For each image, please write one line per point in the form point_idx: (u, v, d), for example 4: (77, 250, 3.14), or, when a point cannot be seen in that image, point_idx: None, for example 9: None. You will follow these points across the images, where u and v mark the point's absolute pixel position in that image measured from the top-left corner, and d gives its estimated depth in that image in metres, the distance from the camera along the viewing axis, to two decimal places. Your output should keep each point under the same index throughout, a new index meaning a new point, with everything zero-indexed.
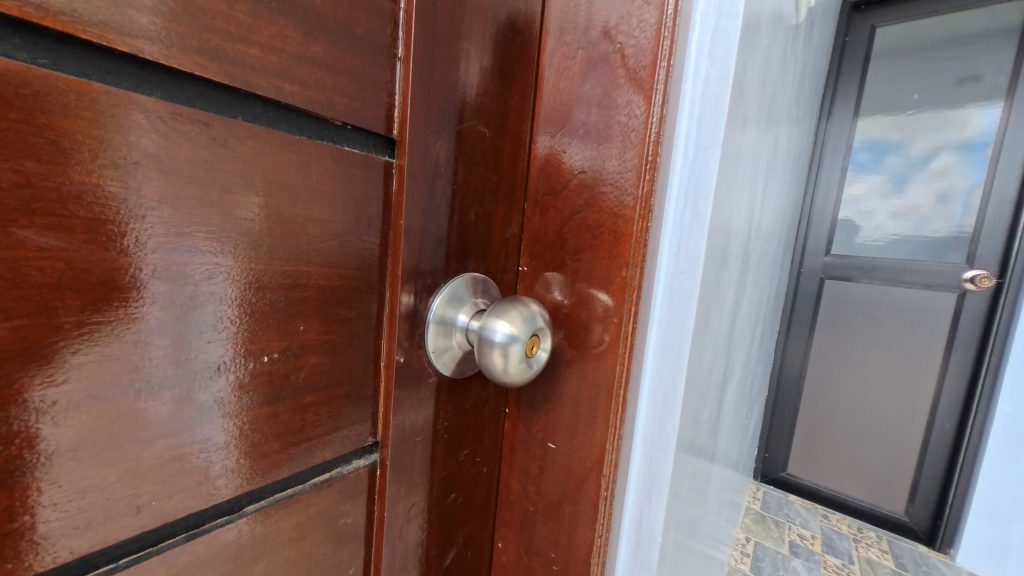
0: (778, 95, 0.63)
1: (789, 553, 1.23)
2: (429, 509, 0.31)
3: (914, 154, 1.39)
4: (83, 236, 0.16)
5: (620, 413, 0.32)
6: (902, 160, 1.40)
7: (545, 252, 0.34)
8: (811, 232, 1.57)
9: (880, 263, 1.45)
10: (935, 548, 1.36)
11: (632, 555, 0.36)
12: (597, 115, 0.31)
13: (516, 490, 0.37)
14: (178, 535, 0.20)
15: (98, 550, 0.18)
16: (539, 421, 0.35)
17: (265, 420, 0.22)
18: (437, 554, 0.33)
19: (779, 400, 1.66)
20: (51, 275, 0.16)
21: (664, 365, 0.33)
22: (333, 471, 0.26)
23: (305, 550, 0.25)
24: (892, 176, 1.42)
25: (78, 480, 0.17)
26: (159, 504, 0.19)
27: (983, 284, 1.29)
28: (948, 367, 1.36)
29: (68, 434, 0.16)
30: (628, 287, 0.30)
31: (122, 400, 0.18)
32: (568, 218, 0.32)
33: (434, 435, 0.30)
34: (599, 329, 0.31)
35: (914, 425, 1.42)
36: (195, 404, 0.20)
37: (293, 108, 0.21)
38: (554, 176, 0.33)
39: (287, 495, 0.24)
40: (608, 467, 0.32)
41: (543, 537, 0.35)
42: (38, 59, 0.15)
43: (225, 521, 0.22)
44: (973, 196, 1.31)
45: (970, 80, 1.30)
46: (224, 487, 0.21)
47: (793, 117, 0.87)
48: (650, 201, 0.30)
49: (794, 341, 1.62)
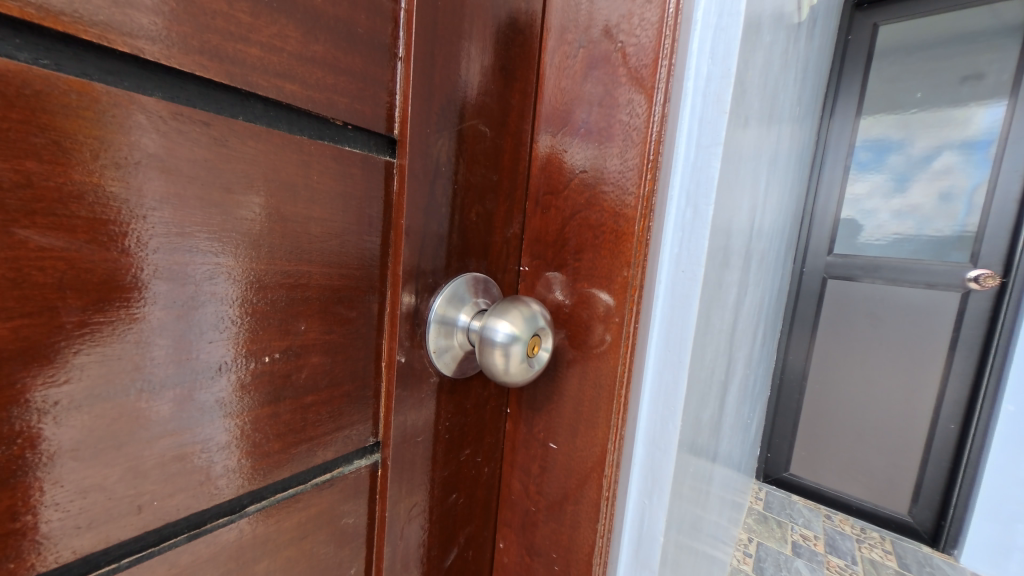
0: (779, 93, 0.62)
1: (791, 553, 1.23)
2: (430, 509, 0.31)
3: (917, 152, 1.38)
4: (85, 236, 0.16)
5: (622, 412, 0.31)
6: (905, 159, 1.40)
7: (546, 252, 0.34)
8: (813, 231, 1.56)
9: (883, 263, 1.45)
10: (939, 549, 1.35)
11: (633, 555, 0.35)
12: (598, 114, 0.30)
13: (517, 490, 0.37)
14: (180, 535, 0.20)
15: (100, 551, 0.18)
16: (540, 421, 0.35)
17: (267, 419, 0.22)
18: (439, 554, 0.33)
19: (781, 399, 1.66)
20: (52, 274, 0.16)
21: (666, 365, 0.33)
22: (334, 471, 0.26)
23: (306, 550, 0.25)
24: (894, 175, 1.42)
25: (80, 480, 0.17)
26: (160, 504, 0.19)
27: (987, 284, 1.28)
28: (952, 367, 1.35)
29: (70, 434, 0.16)
30: (629, 287, 0.30)
31: (124, 400, 0.18)
32: (569, 217, 0.32)
33: (436, 435, 0.30)
34: (600, 329, 0.31)
35: (917, 424, 1.42)
36: (197, 404, 0.20)
37: (294, 108, 0.21)
38: (555, 175, 0.33)
39: (288, 495, 0.24)
40: (610, 467, 0.32)
41: (544, 537, 0.35)
42: (39, 59, 0.15)
43: (227, 521, 0.22)
44: (977, 195, 1.30)
45: (973, 78, 1.29)
46: (226, 486, 0.21)
47: (795, 115, 0.87)
48: (652, 200, 0.30)
49: (796, 340, 1.62)
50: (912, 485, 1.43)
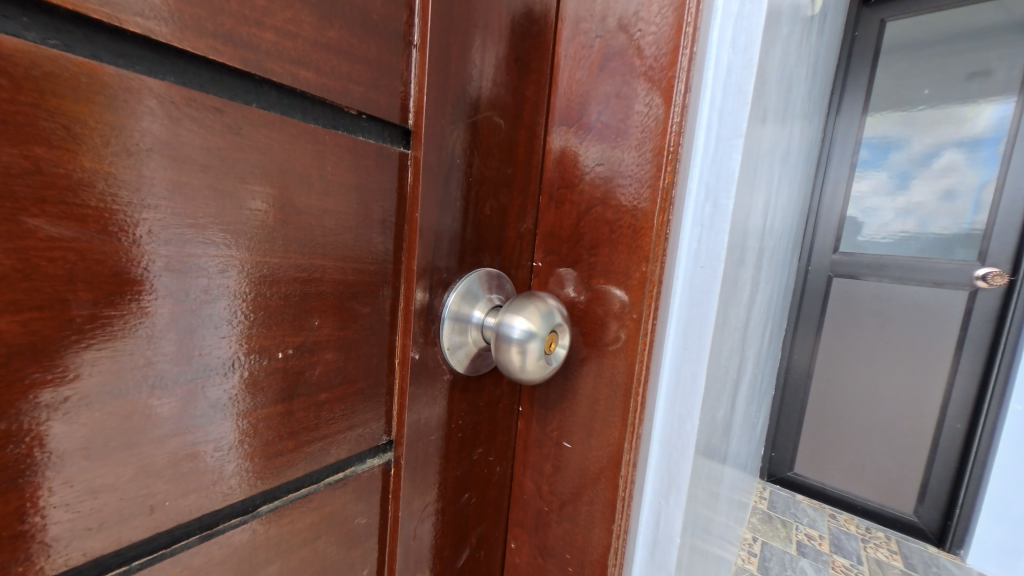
0: (793, 88, 0.61)
1: (796, 553, 1.22)
2: (442, 509, 0.31)
3: (918, 150, 1.37)
4: (98, 225, 0.16)
5: (639, 410, 0.31)
6: (906, 157, 1.39)
7: (560, 247, 0.33)
8: (819, 229, 1.55)
9: (890, 261, 1.43)
10: (945, 549, 1.34)
11: (649, 557, 0.35)
12: (614, 106, 0.30)
13: (529, 489, 0.36)
14: (193, 536, 0.20)
15: (111, 553, 0.17)
16: (553, 420, 0.34)
17: (281, 417, 0.22)
18: (450, 555, 0.32)
19: (785, 399, 1.65)
20: (65, 263, 0.15)
21: (683, 364, 0.32)
22: (347, 470, 0.26)
23: (316, 552, 0.25)
24: (896, 173, 1.41)
25: (90, 479, 0.16)
26: (172, 507, 0.19)
27: (995, 282, 1.27)
28: (959, 366, 1.33)
29: (78, 432, 0.16)
30: (647, 282, 0.29)
31: (137, 398, 0.17)
32: (583, 213, 0.32)
33: (448, 433, 0.30)
34: (615, 326, 0.30)
35: (924, 424, 1.40)
36: (206, 402, 0.19)
37: (308, 95, 0.21)
38: (569, 170, 0.32)
39: (301, 494, 0.24)
40: (626, 467, 0.31)
41: (558, 537, 0.34)
42: (47, 39, 0.14)
43: (239, 522, 0.21)
44: (985, 192, 1.29)
45: (981, 75, 1.27)
46: (241, 487, 0.21)
47: (805, 111, 0.86)
48: (670, 194, 0.29)
49: (801, 340, 1.60)
50: (918, 484, 1.42)
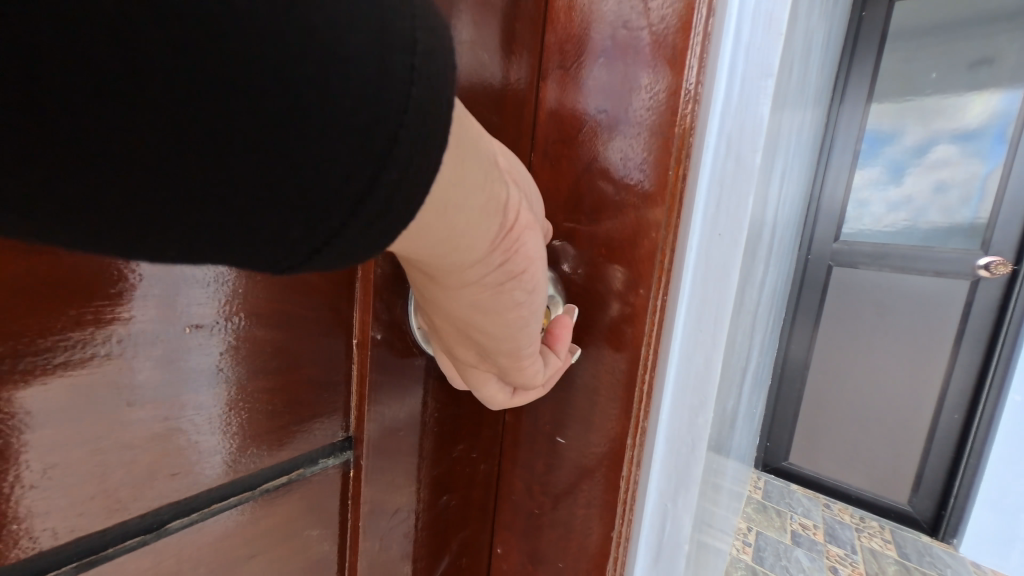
0: (810, 29, 0.49)
1: (791, 543, 1.16)
2: (417, 511, 0.27)
3: (910, 143, 1.24)
4: (185, 160, 0.11)
5: (645, 401, 0.27)
6: (899, 151, 1.25)
7: (555, 213, 0.28)
8: (818, 224, 1.38)
9: (891, 250, 1.28)
10: (938, 538, 1.24)
11: (653, 567, 0.31)
12: (623, 37, 0.25)
13: (519, 490, 0.32)
14: (67, 566, 0.16)
15: (72, 543, 0.16)
16: (547, 412, 0.30)
17: (261, 401, 0.20)
18: (426, 565, 0.29)
19: (782, 388, 1.50)
20: (197, 209, 0.12)
21: (696, 349, 0.28)
22: (293, 473, 0.22)
23: (281, 555, 0.22)
24: (888, 167, 1.27)
25: (62, 455, 0.15)
26: (524, 268, 0.20)
27: (999, 271, 1.14)
28: (958, 359, 1.22)
29: (53, 400, 0.15)
30: (657, 252, 0.25)
31: (110, 358, 0.16)
32: (582, 172, 0.27)
33: (423, 426, 0.27)
34: (616, 306, 0.26)
35: (920, 418, 1.30)
36: (188, 370, 0.18)
37: None
38: (567, 122, 0.27)
39: (229, 505, 0.20)
40: (629, 465, 0.27)
41: (551, 544, 0.30)
42: None
43: (138, 544, 0.17)
44: (991, 180, 1.15)
45: (986, 63, 1.14)
46: (138, 497, 0.17)
47: (818, 79, 0.74)
48: (689, 138, 0.24)
49: (799, 330, 1.45)
50: (911, 475, 1.32)
